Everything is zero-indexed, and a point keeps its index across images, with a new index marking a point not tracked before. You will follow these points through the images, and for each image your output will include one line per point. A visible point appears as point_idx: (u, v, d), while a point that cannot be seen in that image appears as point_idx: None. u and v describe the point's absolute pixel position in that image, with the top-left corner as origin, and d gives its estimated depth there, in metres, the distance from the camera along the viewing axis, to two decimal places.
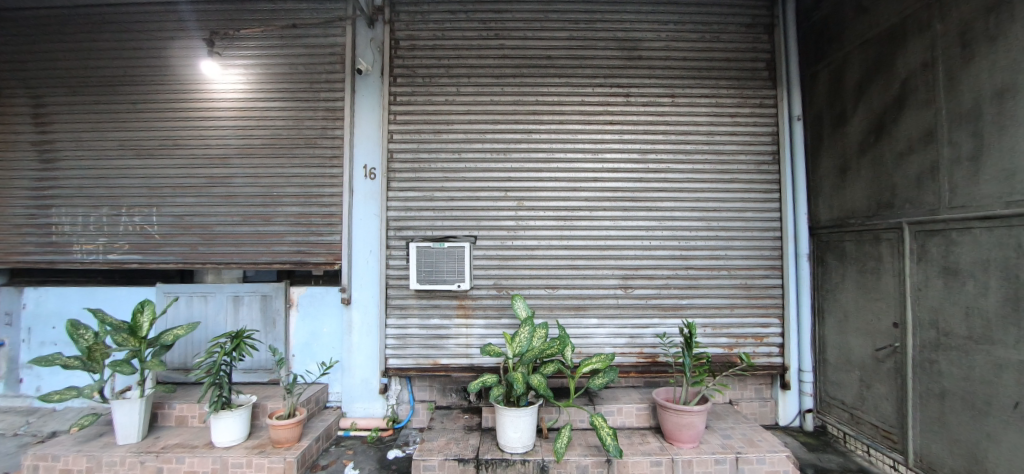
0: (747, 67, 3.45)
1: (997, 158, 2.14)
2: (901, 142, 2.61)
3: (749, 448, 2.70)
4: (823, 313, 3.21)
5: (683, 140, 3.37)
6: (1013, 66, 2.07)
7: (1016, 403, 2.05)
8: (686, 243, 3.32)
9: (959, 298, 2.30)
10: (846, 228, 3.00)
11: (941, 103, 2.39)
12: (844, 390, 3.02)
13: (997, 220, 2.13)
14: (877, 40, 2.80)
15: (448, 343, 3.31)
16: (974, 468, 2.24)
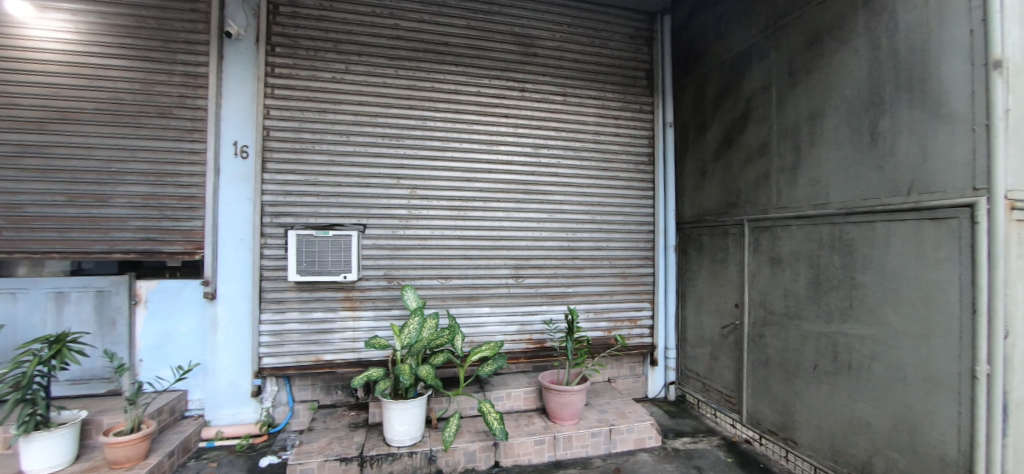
0: (630, 75, 3.76)
1: (807, 168, 2.62)
2: (744, 151, 3.08)
3: (620, 420, 2.99)
4: (684, 298, 3.67)
5: (572, 137, 3.57)
6: (821, 94, 2.56)
7: (814, 365, 2.55)
8: (573, 235, 3.53)
9: (779, 282, 2.79)
10: (704, 224, 3.45)
11: (773, 120, 2.86)
12: (699, 363, 3.50)
13: (806, 218, 2.61)
14: (730, 62, 3.25)
15: (332, 338, 3.11)
16: (785, 420, 2.74)
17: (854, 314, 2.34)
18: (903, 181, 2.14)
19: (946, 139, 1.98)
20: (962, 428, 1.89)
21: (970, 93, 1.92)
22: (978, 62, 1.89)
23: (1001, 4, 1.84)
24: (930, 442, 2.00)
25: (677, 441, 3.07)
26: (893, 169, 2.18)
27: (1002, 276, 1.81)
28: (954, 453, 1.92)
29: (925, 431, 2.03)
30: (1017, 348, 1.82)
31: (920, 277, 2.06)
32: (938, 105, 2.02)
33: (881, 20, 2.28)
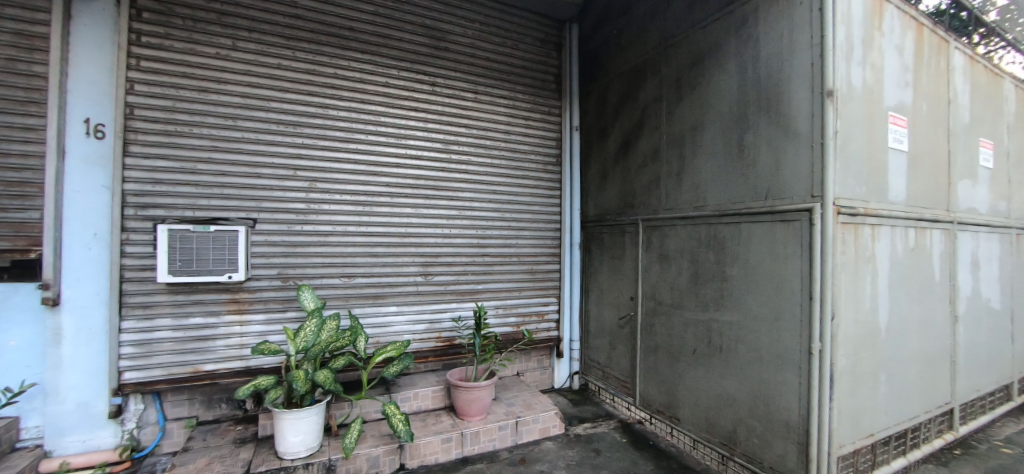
0: (540, 78, 3.89)
1: (689, 174, 2.93)
2: (640, 157, 3.36)
3: (526, 412, 3.09)
4: (588, 292, 3.94)
5: (483, 136, 3.60)
6: (701, 109, 2.88)
7: (693, 349, 2.86)
8: (483, 232, 3.56)
9: (666, 276, 3.09)
10: (604, 223, 3.71)
11: (663, 129, 3.16)
12: (600, 352, 3.77)
13: (688, 219, 2.92)
14: (629, 73, 3.53)
15: (214, 345, 2.78)
16: (670, 400, 3.04)
17: (724, 302, 2.67)
18: (761, 188, 2.48)
19: (793, 153, 2.34)
20: (801, 396, 2.25)
21: (810, 115, 2.28)
22: (816, 89, 2.26)
23: (832, 43, 2.22)
24: (779, 410, 2.36)
25: (578, 427, 3.26)
26: (754, 177, 2.52)
27: (830, 269, 2.18)
28: (795, 417, 2.28)
29: (775, 401, 2.38)
30: (840, 328, 2.21)
31: (773, 270, 2.41)
32: (787, 124, 2.38)
33: (748, 47, 2.62)
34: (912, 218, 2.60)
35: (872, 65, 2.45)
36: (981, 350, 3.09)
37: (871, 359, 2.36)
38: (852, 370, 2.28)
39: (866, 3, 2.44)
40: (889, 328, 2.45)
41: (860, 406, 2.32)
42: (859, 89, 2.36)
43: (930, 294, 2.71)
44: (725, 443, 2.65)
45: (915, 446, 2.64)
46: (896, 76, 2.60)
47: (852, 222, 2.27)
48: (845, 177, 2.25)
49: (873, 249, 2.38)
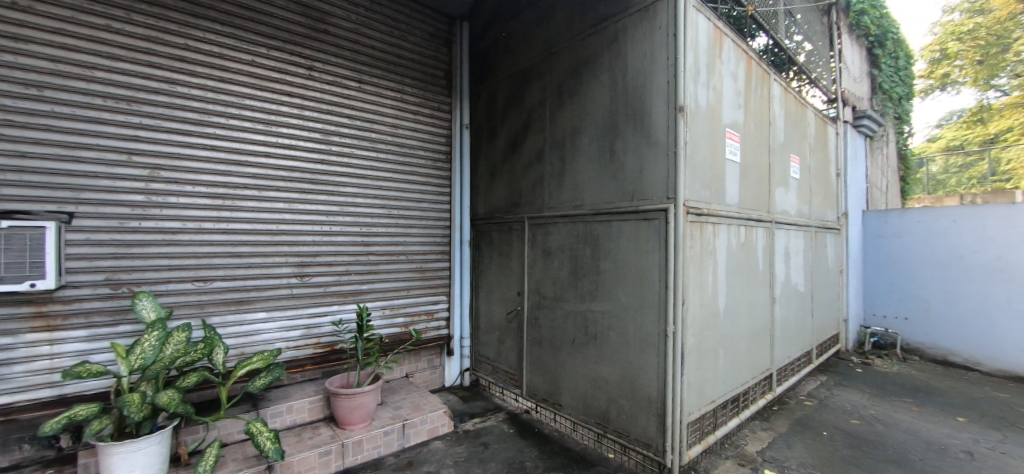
0: (429, 72, 3.82)
1: (569, 175, 3.14)
2: (527, 157, 3.52)
3: (414, 414, 3.03)
4: (478, 289, 4.03)
5: (368, 128, 3.42)
6: (579, 115, 3.11)
7: (572, 339, 3.08)
8: (368, 229, 3.39)
9: (549, 271, 3.27)
10: (493, 220, 3.83)
11: (547, 131, 3.36)
12: (490, 347, 3.88)
13: (568, 217, 3.13)
14: (517, 76, 3.66)
15: (11, 372, 2.21)
16: (553, 388, 3.23)
17: (598, 294, 2.91)
18: (628, 189, 2.76)
19: (652, 159, 2.65)
20: (659, 373, 2.56)
21: (666, 127, 2.59)
22: (671, 105, 2.58)
23: (683, 65, 2.55)
24: (642, 387, 2.64)
25: (468, 423, 3.30)
26: (623, 179, 2.79)
27: (681, 262, 2.50)
28: (654, 393, 2.58)
29: (639, 380, 2.66)
30: (688, 312, 2.56)
31: (636, 264, 2.70)
32: (649, 133, 2.68)
33: (618, 62, 2.89)
34: (743, 218, 3.12)
35: (714, 87, 2.87)
36: (791, 325, 3.83)
37: (713, 337, 2.78)
38: (698, 347, 2.65)
39: (710, 34, 2.85)
40: (726, 310, 2.91)
41: (704, 377, 2.71)
42: (704, 107, 2.75)
43: (756, 281, 3.28)
44: (599, 422, 2.89)
45: (746, 407, 3.17)
46: (731, 98, 3.09)
47: (698, 220, 2.65)
48: (692, 182, 2.61)
49: (714, 243, 2.80)
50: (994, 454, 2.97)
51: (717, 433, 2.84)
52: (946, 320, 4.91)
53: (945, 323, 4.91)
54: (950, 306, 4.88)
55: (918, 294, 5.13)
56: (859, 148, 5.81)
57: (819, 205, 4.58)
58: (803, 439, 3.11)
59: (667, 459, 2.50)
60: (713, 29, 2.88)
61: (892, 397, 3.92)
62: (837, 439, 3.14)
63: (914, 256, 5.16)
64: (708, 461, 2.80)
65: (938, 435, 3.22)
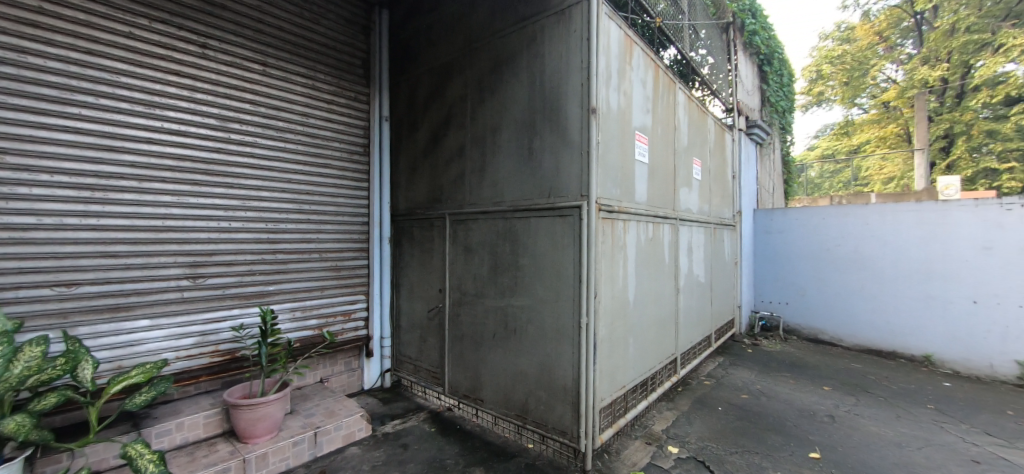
0: (345, 60, 3.64)
1: (489, 172, 3.18)
2: (448, 152, 3.52)
3: (327, 420, 2.88)
4: (399, 287, 3.94)
5: (274, 116, 3.18)
6: (499, 113, 3.15)
7: (492, 334, 3.12)
8: (274, 226, 3.16)
9: (471, 267, 3.30)
10: (414, 216, 3.78)
11: (468, 127, 3.37)
12: (412, 347, 3.82)
13: (488, 213, 3.17)
14: (438, 70, 3.62)
15: None
16: (474, 383, 3.25)
17: (517, 289, 2.97)
18: (545, 186, 2.85)
19: (566, 158, 2.75)
20: (574, 363, 2.67)
21: (580, 127, 2.71)
22: (584, 106, 2.69)
23: (596, 69, 2.68)
24: (558, 378, 2.75)
25: (387, 425, 3.21)
26: (540, 177, 2.87)
27: (593, 257, 2.62)
28: (569, 382, 2.69)
29: (555, 371, 2.76)
30: (600, 304, 2.70)
31: (553, 259, 2.79)
32: (564, 132, 2.78)
33: (536, 62, 2.96)
34: (651, 215, 3.36)
35: (624, 92, 3.05)
36: (693, 312, 4.22)
37: (623, 326, 2.96)
38: (609, 337, 2.81)
39: (621, 41, 3.01)
40: (635, 301, 3.12)
41: (615, 365, 2.88)
42: (615, 110, 2.91)
43: (662, 273, 3.55)
44: (519, 414, 2.95)
45: (654, 389, 3.43)
46: (641, 103, 3.29)
47: (609, 217, 2.80)
48: (604, 181, 2.75)
49: (624, 238, 2.98)
50: (849, 416, 3.51)
51: (627, 416, 3.03)
52: (818, 304, 5.68)
53: (817, 307, 5.69)
54: (820, 292, 5.65)
55: (796, 282, 5.89)
56: (751, 154, 6.52)
57: (717, 204, 5.07)
58: (702, 415, 3.44)
59: (581, 444, 2.63)
60: (623, 36, 3.04)
61: (775, 373, 4.47)
62: (729, 413, 3.51)
63: (794, 250, 5.91)
64: (620, 443, 2.98)
65: (809, 403, 3.73)
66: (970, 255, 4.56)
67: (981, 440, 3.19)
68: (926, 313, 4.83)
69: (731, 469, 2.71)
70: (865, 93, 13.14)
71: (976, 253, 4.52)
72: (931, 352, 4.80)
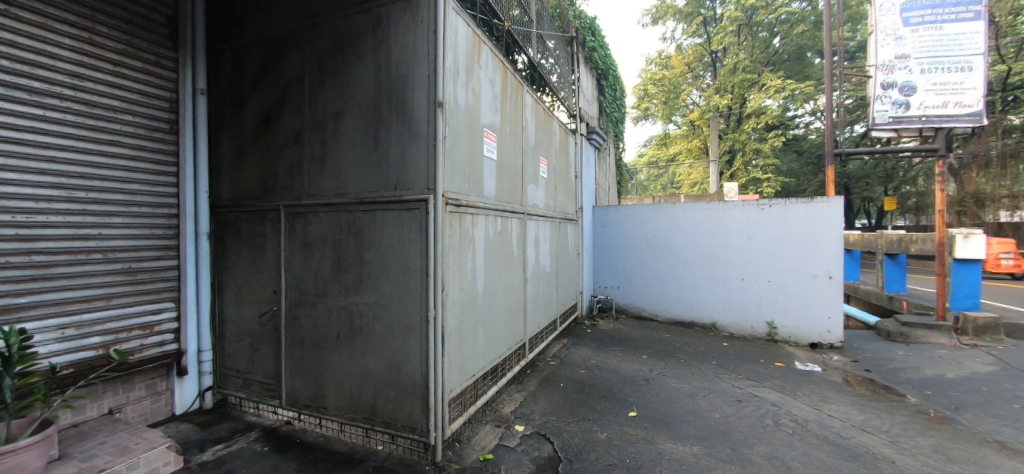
0: (140, 13, 2.99)
1: (331, 161, 2.97)
2: (282, 137, 3.17)
3: (118, 459, 2.33)
4: (222, 291, 3.42)
5: (26, 73, 2.45)
6: (340, 97, 2.95)
7: (336, 335, 2.93)
8: (28, 218, 2.45)
9: (310, 264, 3.04)
10: (240, 208, 3.32)
11: (307, 111, 3.08)
12: (240, 359, 3.34)
13: (330, 206, 2.95)
14: (269, 43, 3.22)
15: None
16: (317, 390, 3.00)
17: (363, 285, 2.84)
18: (391, 178, 2.76)
19: (413, 151, 2.70)
20: (422, 358, 2.65)
21: (426, 119, 2.68)
22: (431, 99, 2.67)
23: (442, 63, 2.67)
24: (406, 374, 2.70)
25: (206, 453, 2.74)
26: (386, 169, 2.77)
27: (439, 250, 2.63)
28: (418, 377, 2.66)
29: (404, 367, 2.71)
30: (448, 296, 2.73)
31: (399, 253, 2.72)
32: (410, 123, 2.72)
33: (382, 47, 2.83)
34: (499, 210, 3.53)
35: (473, 89, 3.11)
36: (540, 300, 4.57)
37: (472, 317, 3.05)
38: (459, 328, 2.87)
39: (469, 39, 3.06)
40: (484, 291, 3.24)
41: (464, 355, 2.95)
42: (463, 106, 2.96)
43: (510, 265, 3.77)
44: (366, 417, 2.83)
45: (503, 375, 3.62)
46: (489, 102, 3.39)
47: (457, 211, 2.84)
48: (452, 175, 2.79)
49: (472, 232, 3.06)
50: (659, 377, 4.24)
51: (478, 403, 3.14)
52: (640, 287, 6.70)
53: (640, 289, 6.72)
54: (643, 277, 6.68)
55: (625, 269, 6.85)
56: (591, 157, 7.34)
57: (562, 201, 5.59)
58: (547, 392, 3.77)
59: (431, 438, 2.63)
60: (472, 35, 3.09)
61: (608, 348, 5.13)
62: (569, 387, 3.92)
63: (623, 241, 6.86)
64: (470, 430, 3.08)
65: (631, 371, 4.38)
66: (740, 243, 5.88)
67: (743, 383, 4.18)
68: (713, 290, 6.09)
69: (568, 436, 3.03)
70: (678, 113, 15.98)
71: (744, 242, 5.85)
72: (715, 320, 6.09)
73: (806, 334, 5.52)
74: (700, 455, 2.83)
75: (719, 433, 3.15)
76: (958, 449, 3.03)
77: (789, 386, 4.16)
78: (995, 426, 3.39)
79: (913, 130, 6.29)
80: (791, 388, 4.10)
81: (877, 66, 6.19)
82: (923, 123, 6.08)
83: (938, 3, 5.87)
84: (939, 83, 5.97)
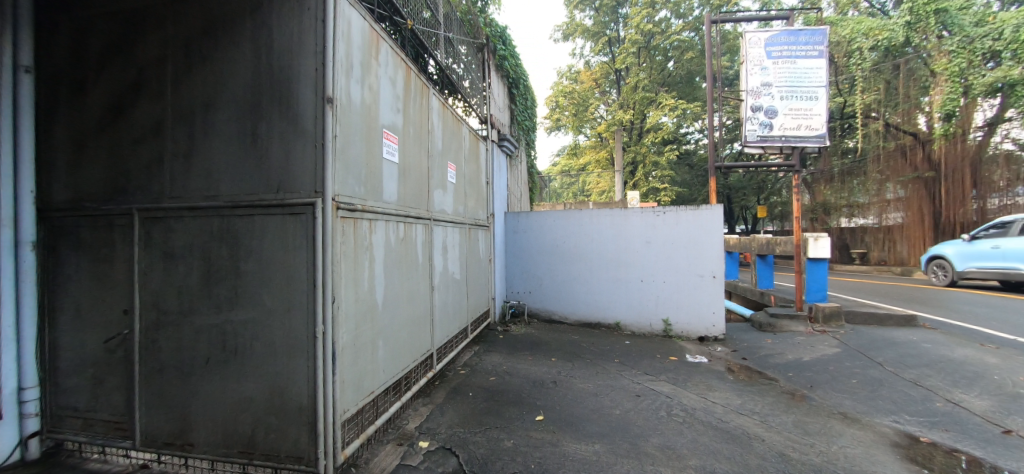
0: None
1: (200, 159, 2.59)
2: (136, 130, 2.71)
3: None
4: (55, 313, 2.81)
5: None
6: (212, 87, 2.60)
7: (206, 359, 2.55)
8: None
9: (172, 278, 2.61)
10: (80, 212, 2.76)
11: (169, 100, 2.67)
12: (80, 395, 2.76)
13: (197, 210, 2.56)
14: (122, 18, 2.75)
15: None
16: (182, 424, 2.58)
17: (239, 301, 2.50)
18: (272, 180, 2.47)
19: (299, 150, 2.44)
20: (310, 378, 2.40)
21: (314, 115, 2.44)
22: (319, 94, 2.44)
23: (332, 56, 2.46)
24: (291, 397, 2.43)
25: None
26: (266, 169, 2.48)
27: (330, 259, 2.40)
28: (305, 400, 2.41)
29: (288, 391, 2.44)
30: (341, 309, 2.50)
31: (282, 264, 2.44)
32: (295, 120, 2.46)
33: (262, 34, 2.55)
34: (401, 215, 3.35)
35: (370, 87, 2.92)
36: (448, 308, 4.45)
37: (369, 329, 2.84)
38: (354, 343, 2.65)
39: (365, 33, 2.87)
40: (384, 302, 3.04)
41: (361, 372, 2.73)
42: (358, 104, 2.75)
43: (415, 272, 3.60)
44: (244, 450, 2.50)
45: (407, 389, 3.44)
46: (389, 101, 3.22)
47: (350, 216, 2.62)
48: (344, 178, 2.57)
49: (370, 239, 2.86)
50: (567, 379, 4.33)
51: (377, 422, 2.94)
52: (551, 291, 6.88)
53: (550, 293, 6.89)
54: (552, 281, 6.86)
55: (536, 274, 6.99)
56: (503, 164, 7.39)
57: (472, 206, 5.54)
58: (455, 403, 3.65)
59: (320, 467, 2.38)
60: (368, 29, 2.90)
61: (518, 353, 5.15)
62: (478, 396, 3.84)
63: (534, 247, 7.00)
64: (369, 451, 2.85)
65: (541, 374, 4.43)
66: (640, 248, 6.31)
67: (642, 379, 4.45)
68: (616, 292, 6.45)
69: (474, 448, 2.94)
70: (587, 125, 16.95)
71: (643, 246, 6.29)
72: (619, 320, 6.45)
73: (695, 329, 6.08)
74: (601, 453, 2.92)
75: (620, 429, 3.29)
76: (812, 423, 3.50)
77: (680, 377, 4.52)
78: (839, 400, 3.99)
79: (776, 148, 7.29)
80: (683, 380, 4.44)
81: (747, 91, 7.09)
82: (783, 143, 7.08)
83: (793, 40, 6.89)
84: (794, 109, 7.01)
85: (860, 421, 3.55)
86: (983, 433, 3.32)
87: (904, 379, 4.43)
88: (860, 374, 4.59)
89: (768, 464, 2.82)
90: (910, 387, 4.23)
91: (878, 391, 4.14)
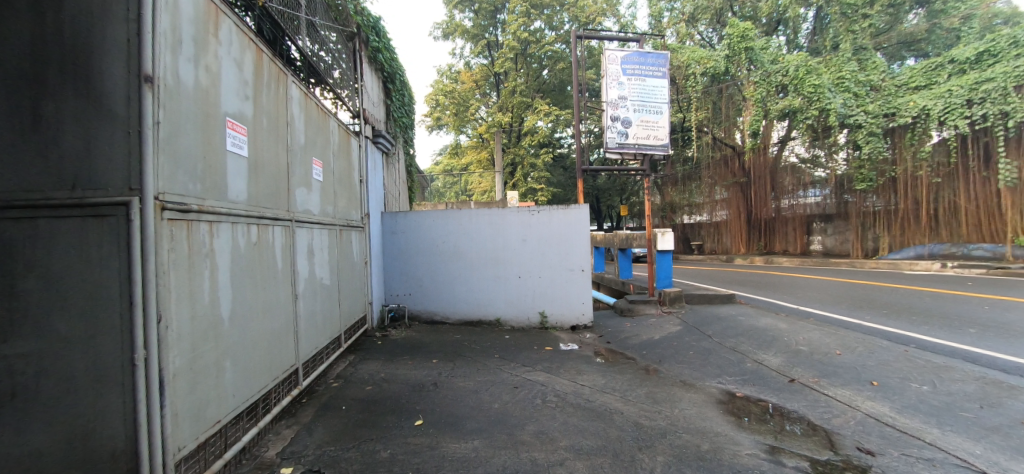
0: None
1: None
2: None
3: None
4: None
5: None
6: None
7: None
8: None
9: None
10: None
11: None
12: None
13: None
14: None
15: None
16: None
17: (16, 330, 1.94)
18: (65, 175, 1.97)
19: (105, 138, 1.98)
20: (127, 416, 1.97)
21: (126, 96, 2.00)
22: (132, 70, 2.01)
23: (150, 25, 2.03)
24: (103, 441, 1.99)
25: None
26: (56, 160, 1.97)
27: (152, 270, 1.99)
28: (123, 442, 1.98)
29: (99, 434, 1.99)
30: (171, 329, 2.10)
31: (83, 278, 1.97)
32: (98, 101, 1.99)
33: None
34: (252, 216, 2.97)
35: (206, 67, 2.50)
36: (316, 317, 4.08)
37: (212, 349, 2.45)
38: (190, 367, 2.25)
39: (199, 4, 2.45)
40: (231, 316, 2.66)
41: (201, 400, 2.34)
42: (190, 86, 2.34)
43: (272, 280, 3.22)
44: None
45: (266, 411, 3.07)
46: (233, 86, 2.82)
47: (182, 218, 2.22)
48: (172, 173, 2.17)
49: (210, 244, 2.47)
50: (447, 379, 4.32)
51: (227, 454, 2.56)
52: (431, 292, 6.79)
53: (431, 294, 6.78)
54: (433, 282, 6.77)
55: (416, 276, 6.82)
56: (378, 162, 7.02)
57: (343, 206, 5.16)
58: (325, 420, 3.36)
59: None
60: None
61: (397, 358, 4.97)
62: (352, 408, 3.60)
63: (413, 247, 6.81)
64: None
65: (421, 377, 4.34)
66: (517, 246, 6.59)
67: (520, 370, 4.66)
68: (496, 289, 6.64)
69: (345, 465, 2.74)
70: (468, 125, 17.23)
71: (520, 244, 6.58)
72: (499, 316, 6.66)
73: (568, 318, 6.58)
74: (480, 448, 2.98)
75: (498, 422, 3.40)
76: (659, 392, 4.06)
77: (554, 366, 4.84)
78: (680, 370, 4.69)
79: (631, 154, 8.26)
80: (556, 368, 4.77)
81: (608, 102, 7.90)
82: (637, 150, 8.06)
83: (643, 61, 7.87)
84: (644, 121, 8.02)
85: (695, 385, 4.22)
86: (777, 383, 4.22)
87: (725, 347, 5.40)
88: (695, 346, 5.47)
89: (625, 434, 3.19)
90: (729, 353, 5.17)
91: (707, 359, 4.98)
